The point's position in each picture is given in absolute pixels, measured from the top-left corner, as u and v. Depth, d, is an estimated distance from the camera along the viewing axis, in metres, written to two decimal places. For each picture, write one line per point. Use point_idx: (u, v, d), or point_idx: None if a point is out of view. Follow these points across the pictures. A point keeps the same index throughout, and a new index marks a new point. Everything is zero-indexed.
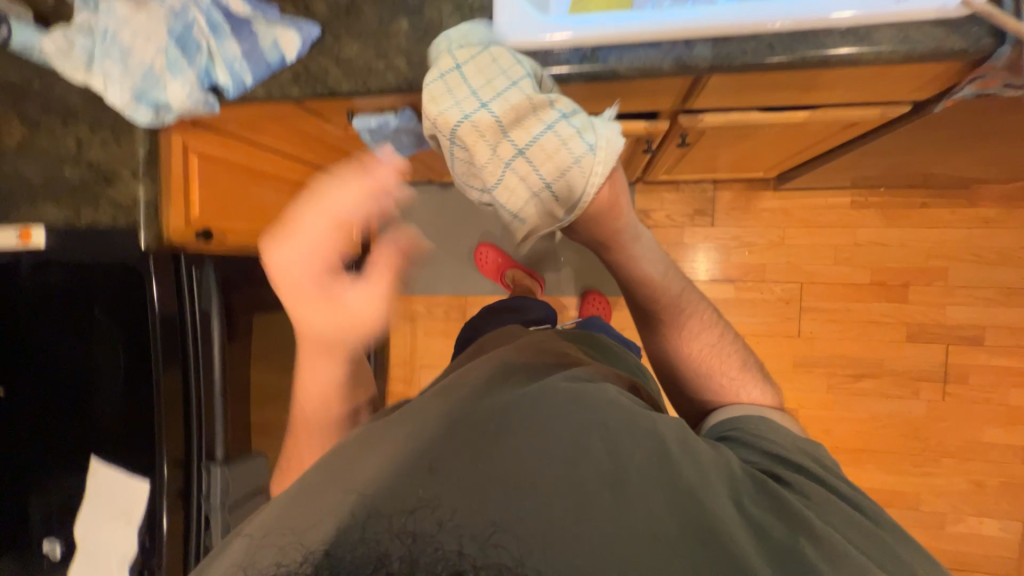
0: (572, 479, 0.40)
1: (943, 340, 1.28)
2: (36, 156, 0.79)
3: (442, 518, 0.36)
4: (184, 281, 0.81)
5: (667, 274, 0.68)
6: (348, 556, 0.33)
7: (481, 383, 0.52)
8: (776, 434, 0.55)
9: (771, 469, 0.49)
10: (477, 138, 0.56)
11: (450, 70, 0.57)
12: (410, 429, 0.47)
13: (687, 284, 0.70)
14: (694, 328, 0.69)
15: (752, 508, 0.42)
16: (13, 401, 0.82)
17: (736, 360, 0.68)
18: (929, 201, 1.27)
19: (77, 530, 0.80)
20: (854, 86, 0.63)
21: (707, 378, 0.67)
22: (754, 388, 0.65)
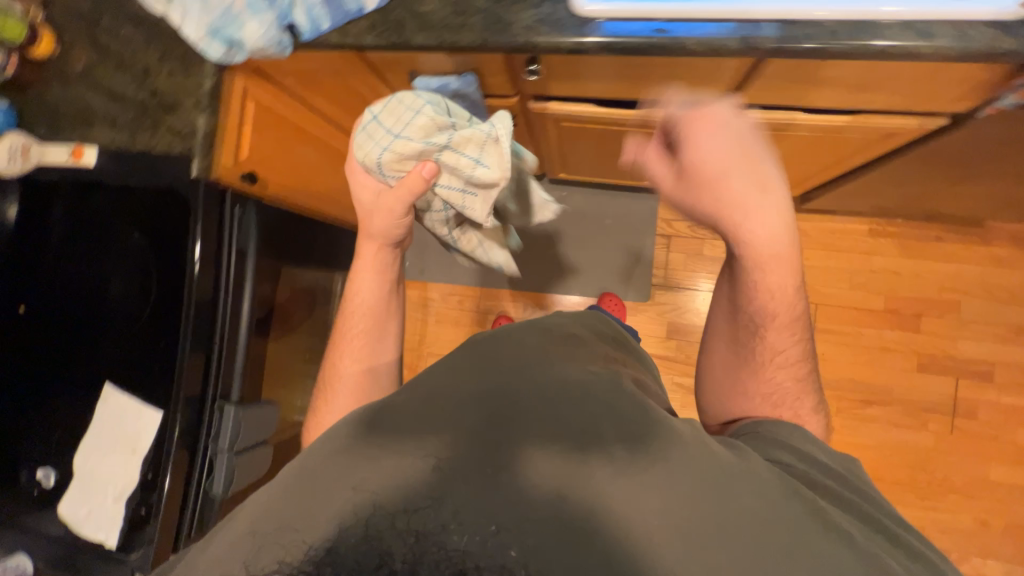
0: (583, 492, 0.40)
1: (953, 373, 1.29)
2: (100, 80, 0.81)
3: (445, 518, 0.38)
4: (226, 216, 0.81)
5: (787, 292, 0.64)
6: (353, 556, 0.36)
7: (495, 365, 0.51)
8: (808, 443, 0.55)
9: (805, 474, 0.50)
10: (400, 158, 0.69)
11: (368, 119, 0.70)
12: (428, 412, 0.47)
13: (801, 312, 0.66)
14: (787, 349, 0.66)
15: (782, 517, 0.41)
16: (39, 317, 0.81)
17: (811, 398, 0.66)
18: (943, 236, 1.31)
19: (78, 456, 0.77)
20: (901, 88, 0.67)
21: (775, 394, 0.65)
22: (814, 426, 0.64)
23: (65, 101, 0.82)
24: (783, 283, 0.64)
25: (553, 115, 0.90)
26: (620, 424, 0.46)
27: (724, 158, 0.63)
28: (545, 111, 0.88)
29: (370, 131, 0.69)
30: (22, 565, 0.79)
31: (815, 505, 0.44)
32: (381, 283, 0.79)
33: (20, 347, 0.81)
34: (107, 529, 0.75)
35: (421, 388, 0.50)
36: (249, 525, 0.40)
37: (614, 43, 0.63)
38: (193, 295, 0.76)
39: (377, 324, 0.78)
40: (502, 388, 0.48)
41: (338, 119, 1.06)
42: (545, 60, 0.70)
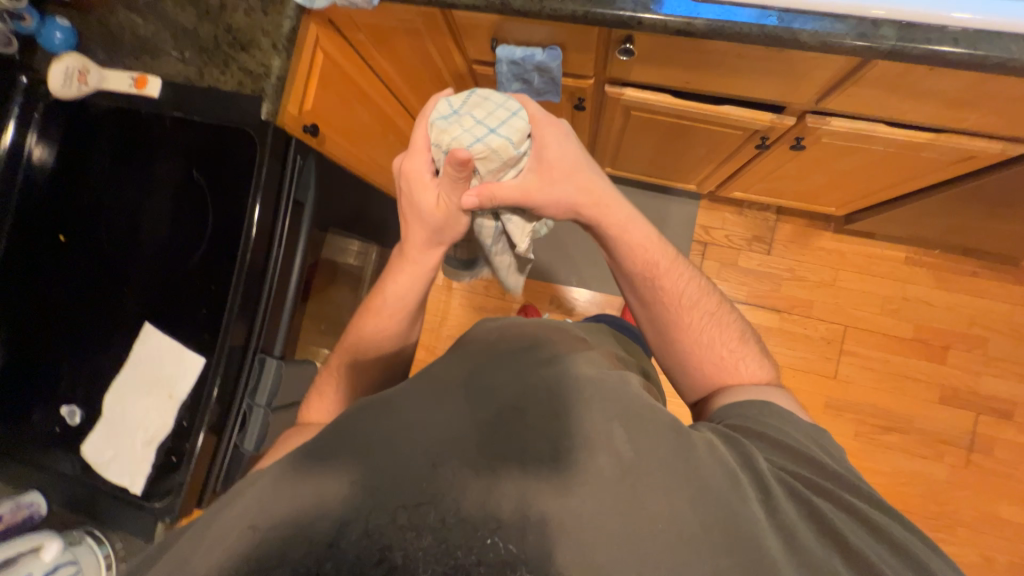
0: (566, 507, 0.39)
1: (974, 408, 1.30)
2: (167, 9, 0.77)
3: (446, 513, 0.38)
4: (289, 165, 0.78)
5: (655, 243, 0.63)
6: (353, 551, 0.36)
7: (489, 361, 0.52)
8: (781, 422, 0.53)
9: (793, 470, 0.47)
10: (495, 158, 0.55)
11: (447, 109, 0.56)
12: (410, 402, 0.46)
13: (677, 256, 0.65)
14: (690, 298, 0.64)
15: (753, 516, 0.41)
16: (85, 249, 0.80)
17: (732, 330, 0.64)
18: (979, 271, 1.32)
19: (108, 397, 0.74)
20: (999, 109, 0.67)
21: (704, 353, 0.63)
22: (752, 360, 0.62)
23: (129, 28, 0.78)
24: (648, 239, 0.63)
25: (628, 101, 0.88)
26: (602, 425, 0.44)
27: (570, 151, 0.59)
28: (620, 97, 0.87)
29: (459, 117, 0.55)
30: (35, 505, 0.76)
31: (807, 497, 0.44)
32: (421, 288, 0.65)
33: (61, 280, 0.79)
34: (133, 475, 0.72)
35: (420, 381, 0.50)
36: (249, 519, 0.38)
37: (724, 28, 0.61)
38: (250, 240, 0.73)
39: (409, 322, 0.67)
40: (484, 384, 0.48)
41: (397, 84, 1.03)
42: (641, 39, 0.69)
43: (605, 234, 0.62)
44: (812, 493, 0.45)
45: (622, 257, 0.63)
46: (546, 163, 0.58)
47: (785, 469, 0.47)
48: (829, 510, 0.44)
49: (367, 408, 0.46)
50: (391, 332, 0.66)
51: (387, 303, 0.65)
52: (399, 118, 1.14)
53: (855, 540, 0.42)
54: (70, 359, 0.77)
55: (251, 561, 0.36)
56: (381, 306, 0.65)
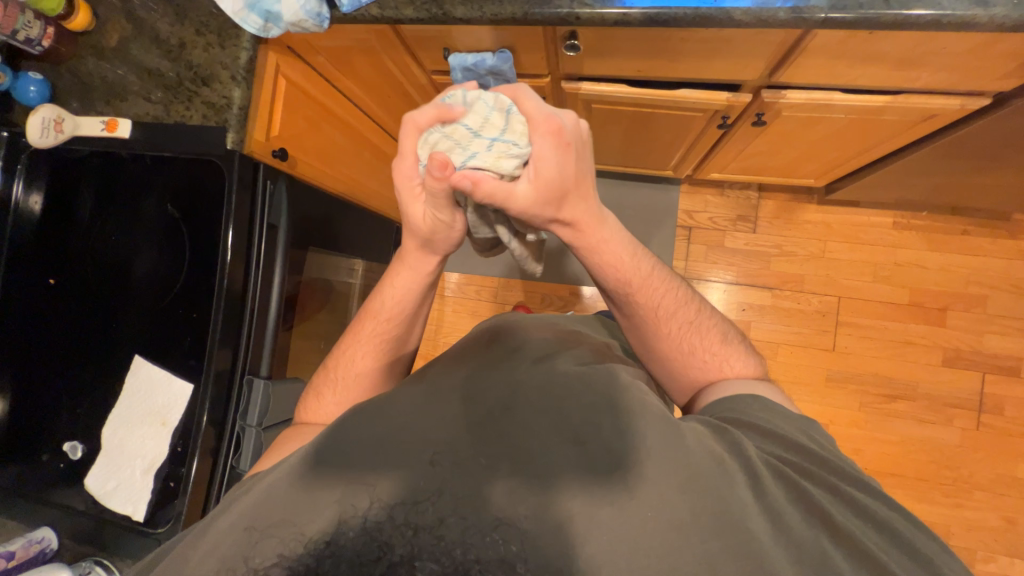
0: (562, 499, 0.40)
1: (980, 368, 1.28)
2: (130, 52, 0.81)
3: (442, 513, 0.38)
4: (258, 189, 0.81)
5: (631, 253, 0.57)
6: (352, 547, 0.34)
7: (483, 367, 0.55)
8: (773, 416, 0.52)
9: (785, 457, 0.47)
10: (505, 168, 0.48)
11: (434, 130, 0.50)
12: (403, 407, 0.49)
13: (653, 261, 0.61)
14: (668, 310, 0.61)
15: (744, 503, 0.41)
16: (76, 290, 0.83)
17: (715, 333, 0.63)
18: (970, 229, 1.30)
19: (106, 428, 0.77)
20: (946, 65, 0.67)
21: (688, 360, 0.62)
22: (736, 360, 0.62)
23: (99, 75, 0.82)
24: (621, 253, 0.57)
25: (585, 96, 0.89)
26: (590, 421, 0.46)
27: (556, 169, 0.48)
28: (578, 92, 0.88)
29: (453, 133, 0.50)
30: (47, 539, 0.79)
31: (799, 484, 0.44)
32: (416, 295, 0.64)
33: (60, 322, 0.82)
34: (135, 502, 0.74)
35: (424, 384, 0.53)
36: (245, 522, 0.39)
37: (658, 16, 0.63)
38: (226, 266, 0.75)
39: (406, 329, 0.66)
40: (481, 390, 0.50)
41: (363, 100, 1.05)
42: (585, 34, 0.71)
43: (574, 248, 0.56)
44: (801, 478, 0.45)
45: (598, 272, 0.58)
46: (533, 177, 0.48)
47: (778, 457, 0.47)
48: (818, 493, 0.44)
49: (361, 411, 0.49)
50: (388, 340, 0.66)
51: (383, 305, 0.64)
52: (371, 134, 1.16)
53: (843, 521, 0.42)
54: (71, 398, 0.80)
55: (250, 557, 0.36)
56: (379, 311, 0.65)
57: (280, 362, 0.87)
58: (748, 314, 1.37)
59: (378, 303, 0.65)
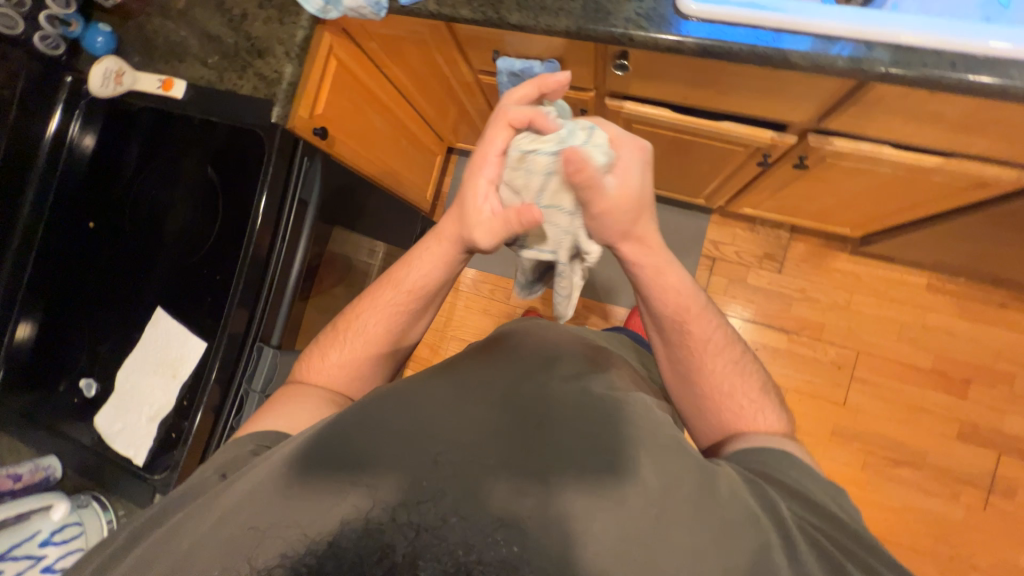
0: (575, 521, 0.40)
1: (996, 447, 1.23)
2: (195, 17, 0.86)
3: (444, 513, 0.39)
4: (295, 164, 0.82)
5: (688, 288, 0.61)
6: (352, 551, 0.37)
7: (521, 370, 0.55)
8: (804, 477, 0.50)
9: (821, 526, 0.44)
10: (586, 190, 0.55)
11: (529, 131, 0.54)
12: (433, 400, 0.49)
13: (707, 301, 0.63)
14: (716, 346, 0.62)
15: (774, 565, 0.39)
16: (110, 234, 0.86)
17: (755, 381, 0.62)
18: (1007, 302, 1.25)
19: (121, 371, 0.80)
20: (1006, 135, 0.65)
21: (723, 401, 0.60)
22: (771, 413, 0.59)
23: (163, 34, 0.86)
24: (680, 282, 0.61)
25: (628, 114, 0.88)
26: (613, 450, 0.45)
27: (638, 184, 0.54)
28: (621, 110, 0.87)
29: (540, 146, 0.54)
30: (50, 469, 0.84)
31: (838, 560, 0.41)
32: (443, 277, 0.64)
33: (91, 261, 0.86)
34: (137, 447, 0.77)
35: (459, 380, 0.53)
36: (250, 520, 0.40)
37: (713, 48, 0.62)
38: (254, 235, 0.77)
39: (421, 309, 0.66)
40: (520, 396, 0.51)
41: (407, 89, 1.08)
42: (636, 55, 0.70)
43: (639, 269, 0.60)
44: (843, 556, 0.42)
45: (654, 298, 0.61)
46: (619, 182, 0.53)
47: (815, 526, 0.44)
48: None
49: (387, 398, 0.49)
50: (405, 318, 0.65)
51: (407, 282, 0.65)
52: (410, 121, 1.18)
53: None
54: (90, 337, 0.84)
55: (266, 533, 0.39)
56: (402, 281, 0.65)
57: (292, 333, 0.89)
58: (761, 355, 1.34)
59: (405, 275, 0.65)
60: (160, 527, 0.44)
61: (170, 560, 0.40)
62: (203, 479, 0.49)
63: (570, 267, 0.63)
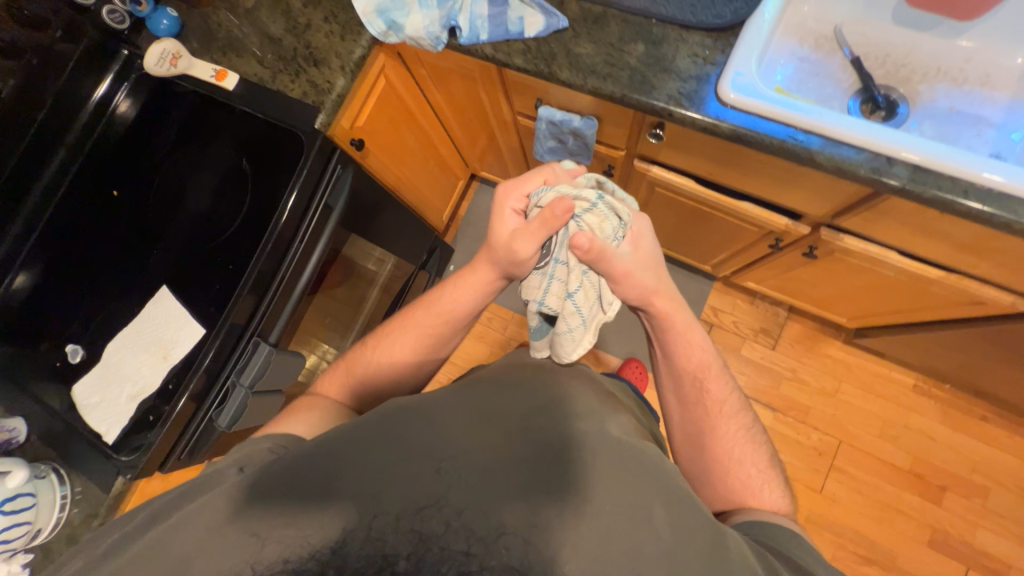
0: (576, 550, 0.41)
1: (966, 561, 1.22)
2: (261, 20, 0.90)
3: (448, 518, 0.41)
4: (328, 170, 0.85)
5: (709, 349, 0.66)
6: (355, 557, 0.39)
7: (540, 401, 0.56)
8: (810, 557, 0.50)
9: None
10: (609, 227, 0.59)
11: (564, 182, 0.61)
12: (449, 420, 0.50)
13: (725, 365, 0.67)
14: (729, 410, 0.64)
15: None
16: (126, 202, 0.85)
17: (763, 454, 0.63)
18: (987, 417, 1.28)
19: (110, 344, 0.78)
20: (1004, 263, 0.69)
21: (731, 467, 0.61)
22: (776, 489, 0.60)
23: (227, 30, 0.90)
24: (703, 343, 0.66)
25: (653, 177, 0.91)
26: (624, 489, 0.45)
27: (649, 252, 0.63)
28: (646, 173, 0.90)
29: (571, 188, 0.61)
30: (16, 431, 0.79)
31: None
32: (477, 302, 0.67)
33: (98, 225, 0.84)
34: (110, 424, 0.75)
35: (477, 402, 0.54)
36: (252, 525, 0.41)
37: (744, 135, 0.66)
38: (276, 232, 0.78)
39: (451, 333, 0.67)
40: (537, 426, 0.51)
41: (445, 115, 1.13)
42: (671, 128, 0.74)
43: (666, 323, 0.65)
44: None
45: (676, 352, 0.66)
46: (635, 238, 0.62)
47: None
48: None
49: (404, 411, 0.51)
50: (428, 341, 0.67)
51: (437, 305, 0.67)
52: (440, 144, 1.22)
53: None
54: (79, 301, 0.82)
55: (273, 532, 0.41)
56: (433, 303, 0.67)
57: (290, 333, 0.88)
58: None
59: (438, 295, 0.68)
60: (163, 512, 0.44)
61: (164, 553, 0.41)
62: (220, 471, 0.47)
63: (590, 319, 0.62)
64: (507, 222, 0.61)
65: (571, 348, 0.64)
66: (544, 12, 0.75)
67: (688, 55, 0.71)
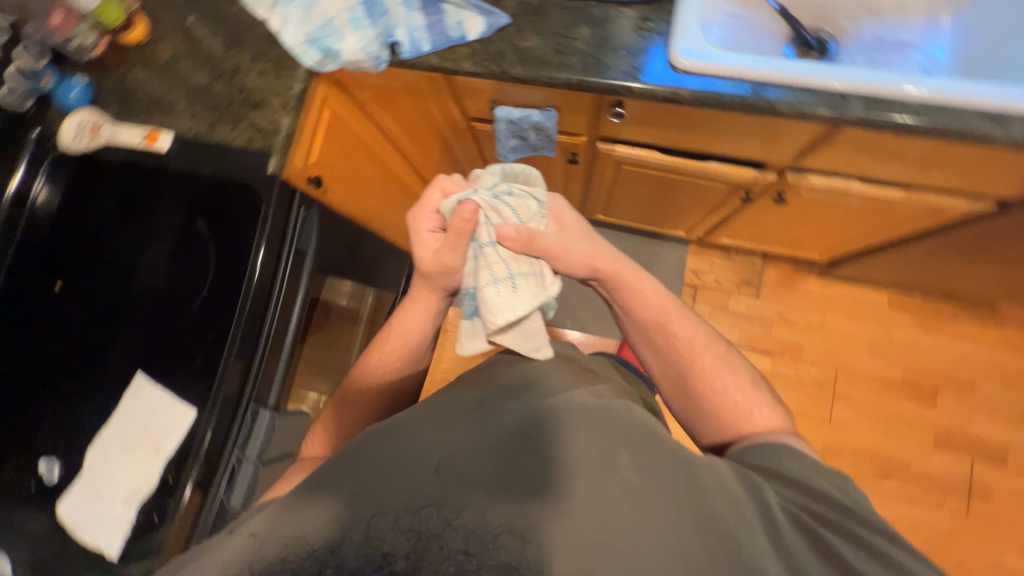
0: (571, 527, 0.42)
1: (970, 452, 1.30)
2: (183, 73, 0.85)
3: (447, 516, 0.42)
4: (293, 215, 0.80)
5: (661, 293, 0.68)
6: (352, 556, 0.39)
7: (510, 387, 0.57)
8: (804, 468, 0.52)
9: (807, 505, 0.48)
10: (531, 207, 0.64)
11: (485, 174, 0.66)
12: (427, 426, 0.51)
13: (681, 304, 0.69)
14: (699, 343, 0.66)
15: (752, 538, 0.43)
16: (65, 294, 0.76)
17: (745, 376, 0.65)
18: (957, 315, 1.37)
19: (90, 450, 0.70)
20: (957, 171, 0.73)
21: (718, 399, 0.63)
22: (767, 407, 0.62)
23: (146, 88, 0.84)
24: (655, 289, 0.68)
25: (619, 157, 0.92)
26: (606, 448, 0.48)
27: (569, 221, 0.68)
28: (612, 152, 0.91)
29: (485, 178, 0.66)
30: None
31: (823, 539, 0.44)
32: (425, 335, 0.71)
33: (37, 325, 0.75)
34: (109, 535, 0.68)
35: (451, 404, 0.55)
36: (253, 528, 0.43)
37: (707, 97, 0.68)
38: (252, 291, 0.73)
39: (412, 361, 0.71)
40: (511, 410, 0.52)
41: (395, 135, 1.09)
42: (631, 105, 0.75)
43: (617, 283, 0.67)
44: (825, 528, 0.45)
45: (632, 304, 0.68)
46: (555, 214, 0.67)
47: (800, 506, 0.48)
48: (845, 548, 0.44)
49: (384, 428, 0.51)
50: (398, 372, 0.70)
51: (391, 340, 0.70)
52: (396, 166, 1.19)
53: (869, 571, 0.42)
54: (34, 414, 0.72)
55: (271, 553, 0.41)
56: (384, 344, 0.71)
57: (288, 390, 0.83)
58: None
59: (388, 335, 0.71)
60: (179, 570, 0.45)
61: None
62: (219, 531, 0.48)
63: (528, 289, 0.61)
64: (430, 245, 0.65)
65: (510, 312, 0.59)
66: (482, 13, 0.74)
67: (632, 30, 0.72)
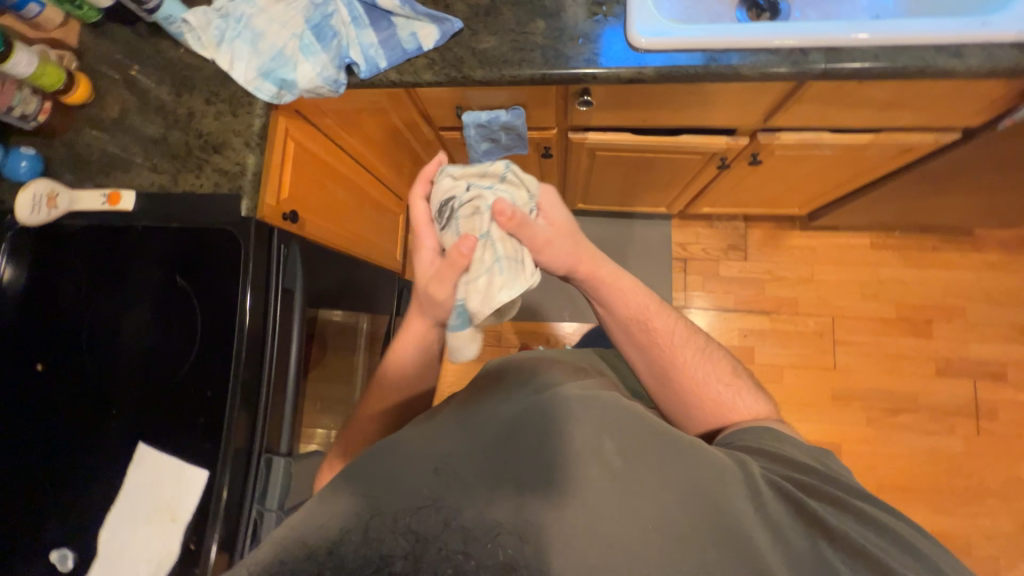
0: (563, 518, 0.43)
1: (971, 374, 1.34)
2: (134, 126, 0.82)
3: (446, 517, 0.43)
4: (274, 255, 0.78)
5: (641, 290, 0.68)
6: (352, 559, 0.39)
7: (502, 380, 0.57)
8: (785, 446, 0.56)
9: (789, 476, 0.51)
10: (526, 197, 0.62)
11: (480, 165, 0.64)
12: (425, 425, 0.51)
13: (661, 300, 0.69)
14: (680, 338, 0.67)
15: (737, 509, 0.45)
16: (49, 375, 0.73)
17: (725, 367, 0.68)
18: (938, 245, 1.41)
19: (103, 531, 0.67)
20: (922, 107, 0.75)
21: (703, 390, 0.65)
22: (748, 395, 0.65)
23: (100, 148, 0.81)
24: (634, 286, 0.68)
25: (592, 144, 0.92)
26: (599, 436, 0.48)
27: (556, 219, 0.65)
28: (584, 141, 0.91)
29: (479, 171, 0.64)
30: None
31: (803, 504, 0.47)
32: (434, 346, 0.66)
33: (24, 411, 0.71)
34: None
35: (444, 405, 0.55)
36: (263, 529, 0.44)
37: (671, 73, 0.68)
38: (245, 339, 0.71)
39: (421, 372, 0.67)
40: (505, 403, 0.52)
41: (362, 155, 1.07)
42: (597, 91, 0.75)
43: (598, 284, 0.67)
44: (805, 495, 0.49)
45: (614, 303, 0.67)
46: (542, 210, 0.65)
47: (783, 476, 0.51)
48: (823, 511, 0.47)
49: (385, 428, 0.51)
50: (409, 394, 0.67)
51: (394, 358, 0.66)
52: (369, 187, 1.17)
53: (843, 529, 0.45)
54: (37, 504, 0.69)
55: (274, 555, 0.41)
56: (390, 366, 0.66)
57: (298, 433, 0.81)
58: (750, 339, 1.41)
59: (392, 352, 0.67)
60: None
61: None
62: None
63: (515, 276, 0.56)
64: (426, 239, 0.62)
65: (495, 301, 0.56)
66: (433, 20, 0.72)
67: (587, 16, 0.72)
